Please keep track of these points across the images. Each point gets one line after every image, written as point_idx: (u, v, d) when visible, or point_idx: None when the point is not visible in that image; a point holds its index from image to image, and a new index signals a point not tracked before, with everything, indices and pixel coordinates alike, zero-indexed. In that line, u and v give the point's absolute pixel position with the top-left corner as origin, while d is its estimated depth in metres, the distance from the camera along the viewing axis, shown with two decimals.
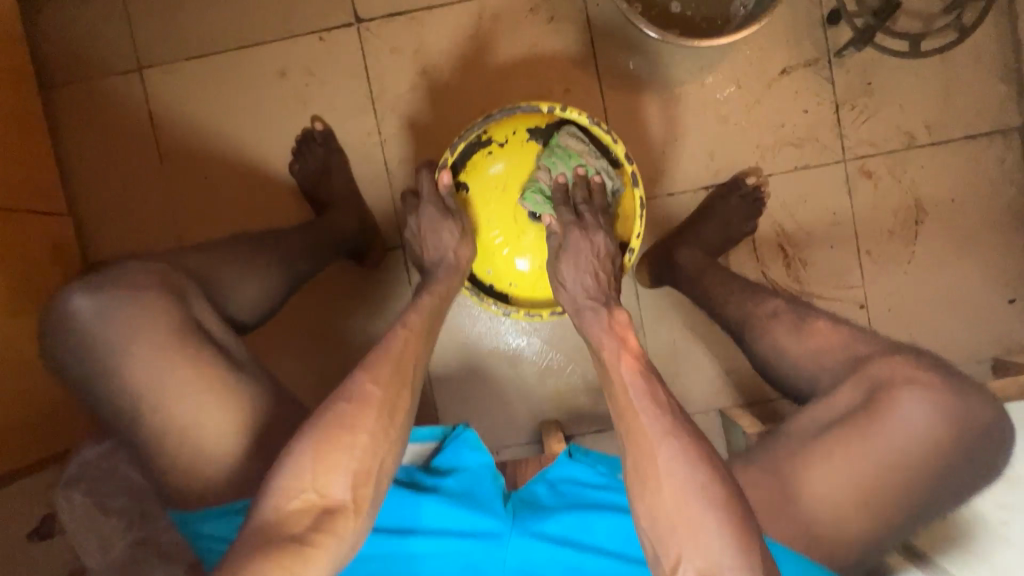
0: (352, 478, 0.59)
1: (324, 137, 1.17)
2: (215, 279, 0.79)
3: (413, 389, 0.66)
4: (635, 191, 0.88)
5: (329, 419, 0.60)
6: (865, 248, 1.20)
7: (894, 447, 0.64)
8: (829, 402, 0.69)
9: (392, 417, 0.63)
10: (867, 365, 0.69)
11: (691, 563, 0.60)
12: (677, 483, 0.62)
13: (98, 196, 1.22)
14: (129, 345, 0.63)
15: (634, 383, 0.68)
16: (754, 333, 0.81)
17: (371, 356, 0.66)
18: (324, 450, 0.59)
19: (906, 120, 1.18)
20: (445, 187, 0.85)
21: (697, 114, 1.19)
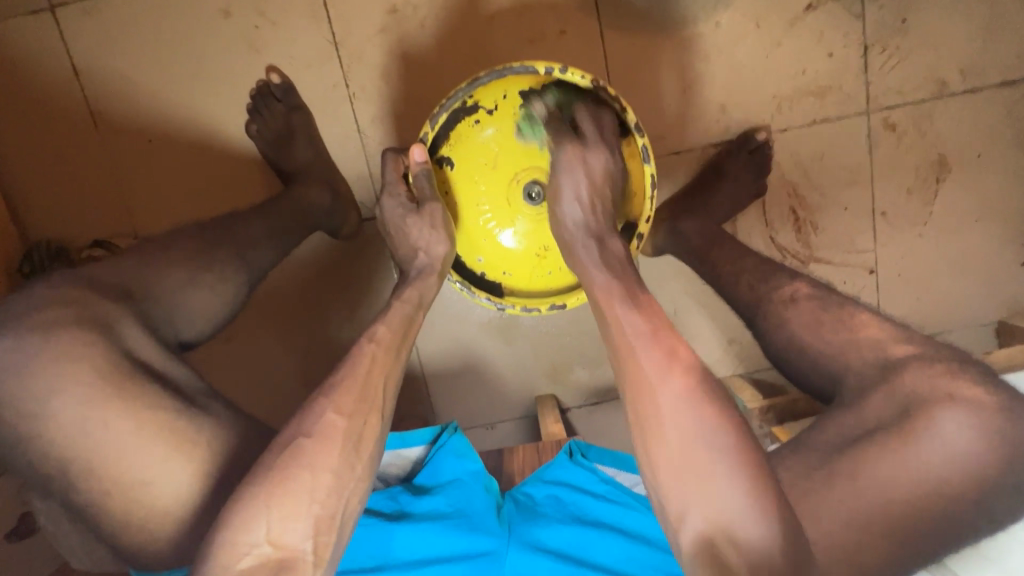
0: (314, 525, 0.53)
1: (284, 92, 1.01)
2: (151, 290, 0.70)
3: (381, 413, 0.60)
4: (645, 167, 0.76)
5: (286, 458, 0.54)
6: (881, 209, 1.12)
7: (929, 469, 0.58)
8: (860, 411, 0.63)
9: (357, 450, 0.57)
10: (900, 372, 0.64)
11: (699, 516, 0.54)
12: (683, 431, 0.56)
13: (27, 165, 1.06)
14: (56, 379, 0.58)
15: (636, 327, 0.62)
16: (768, 320, 0.77)
17: (333, 378, 0.60)
18: (277, 498, 0.52)
19: (939, 65, 1.05)
20: (419, 164, 0.74)
21: (710, 60, 1.05)
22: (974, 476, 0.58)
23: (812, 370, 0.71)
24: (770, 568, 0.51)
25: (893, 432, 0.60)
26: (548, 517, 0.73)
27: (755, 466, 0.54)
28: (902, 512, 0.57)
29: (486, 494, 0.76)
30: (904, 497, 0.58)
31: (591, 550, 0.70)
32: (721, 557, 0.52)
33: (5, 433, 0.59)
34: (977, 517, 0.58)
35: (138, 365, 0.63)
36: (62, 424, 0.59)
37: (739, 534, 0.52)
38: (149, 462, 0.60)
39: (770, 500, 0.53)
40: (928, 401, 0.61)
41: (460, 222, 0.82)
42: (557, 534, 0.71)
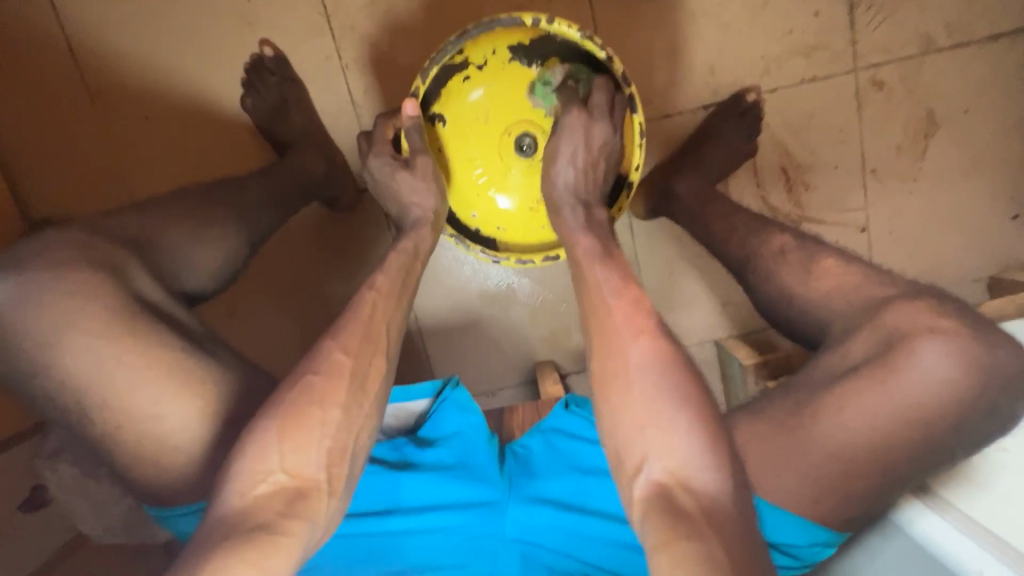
0: (326, 456, 0.55)
1: (277, 64, 1.02)
2: (156, 244, 0.71)
3: (387, 354, 0.62)
4: (634, 117, 0.76)
5: (299, 393, 0.56)
6: (871, 167, 1.13)
7: (914, 401, 0.56)
8: (843, 352, 0.61)
9: (364, 386, 0.59)
10: (882, 313, 0.61)
11: (658, 463, 0.54)
12: (646, 382, 0.57)
13: (28, 144, 1.07)
14: (57, 327, 0.60)
15: (608, 281, 0.65)
16: (760, 274, 0.76)
17: (339, 322, 0.62)
18: (291, 431, 0.54)
19: (925, 21, 1.06)
20: (411, 118, 0.74)
21: (698, 22, 1.06)
22: (955, 400, 0.55)
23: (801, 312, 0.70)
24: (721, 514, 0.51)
25: (874, 367, 0.58)
26: (549, 464, 0.74)
27: (711, 421, 0.56)
28: (889, 442, 0.56)
29: (488, 445, 0.77)
30: (888, 435, 0.56)
31: (587, 497, 0.71)
32: (674, 501, 0.52)
33: (18, 380, 0.61)
34: (953, 441, 0.56)
35: (141, 305, 0.64)
36: (70, 370, 0.60)
37: (693, 481, 0.53)
38: (157, 404, 0.62)
39: (725, 460, 0.55)
40: (909, 334, 0.58)
41: (452, 179, 0.83)
42: (556, 484, 0.72)
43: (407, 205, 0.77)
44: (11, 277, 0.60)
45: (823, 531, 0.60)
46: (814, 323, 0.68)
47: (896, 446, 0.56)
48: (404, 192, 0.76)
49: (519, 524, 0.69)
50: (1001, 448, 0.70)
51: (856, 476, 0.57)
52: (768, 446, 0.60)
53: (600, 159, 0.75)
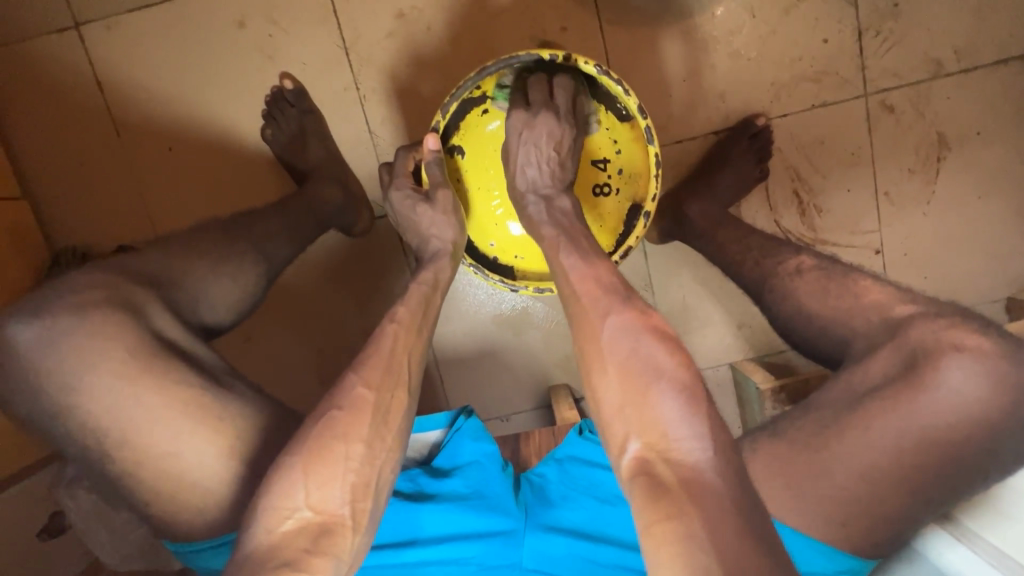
0: (350, 491, 0.55)
1: (296, 97, 1.04)
2: (176, 284, 0.73)
3: (408, 387, 0.62)
4: (650, 148, 0.77)
5: (323, 426, 0.57)
6: (883, 190, 1.13)
7: (938, 420, 0.56)
8: (865, 369, 0.61)
9: (386, 421, 0.59)
10: (905, 330, 0.61)
11: (638, 439, 0.53)
12: (621, 359, 0.57)
13: (56, 177, 1.10)
14: (82, 364, 0.61)
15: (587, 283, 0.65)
16: (776, 293, 0.77)
17: (362, 355, 0.63)
18: (316, 467, 0.55)
19: (933, 46, 1.07)
20: (432, 152, 0.77)
21: (708, 50, 1.08)
22: (986, 418, 0.55)
23: (820, 337, 0.70)
24: (703, 486, 0.49)
25: (899, 386, 0.58)
26: (564, 492, 0.74)
27: (695, 391, 0.54)
28: (913, 464, 0.56)
29: (501, 475, 0.77)
30: (915, 461, 0.56)
31: (605, 525, 0.71)
32: (655, 475, 0.51)
33: (46, 415, 0.62)
34: (984, 464, 0.55)
35: (160, 342, 0.65)
36: (95, 408, 0.61)
37: (675, 452, 0.51)
38: (180, 439, 0.62)
39: (710, 424, 0.53)
40: (934, 351, 0.58)
41: (469, 209, 0.84)
42: (572, 513, 0.72)
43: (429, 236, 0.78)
44: (45, 312, 0.62)
45: (853, 560, 0.59)
46: (835, 352, 0.68)
47: (924, 474, 0.56)
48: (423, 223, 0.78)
49: (535, 555, 0.69)
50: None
51: (880, 506, 0.57)
52: (790, 476, 0.59)
53: (558, 148, 0.75)
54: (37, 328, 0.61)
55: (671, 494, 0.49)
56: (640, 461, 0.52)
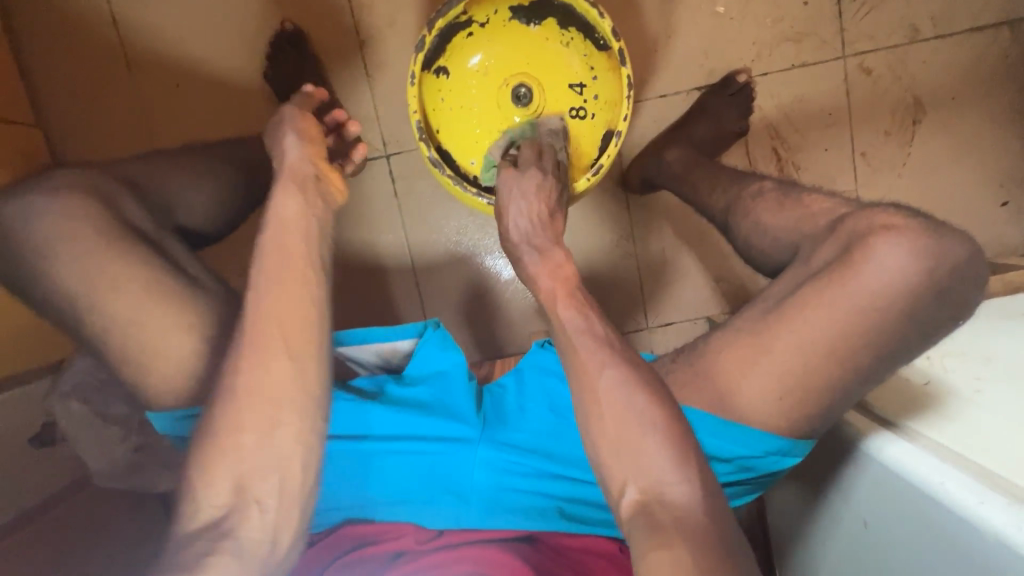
0: (243, 480, 0.55)
1: (294, 39, 1.10)
2: (160, 185, 0.76)
3: (291, 355, 0.58)
4: (623, 71, 0.80)
5: (213, 418, 0.56)
6: (860, 150, 1.17)
7: (870, 290, 0.59)
8: (809, 260, 0.65)
9: (282, 406, 0.57)
10: (844, 224, 0.65)
11: (634, 486, 0.56)
12: (618, 405, 0.58)
13: (67, 108, 1.17)
14: (54, 238, 0.63)
15: (570, 320, 0.63)
16: (739, 214, 0.81)
17: (246, 317, 0.59)
18: (213, 461, 0.55)
19: (910, 12, 1.12)
20: (416, 64, 0.79)
21: (692, 9, 1.13)
22: (910, 288, 0.59)
23: (774, 247, 0.74)
24: (694, 525, 0.53)
25: (835, 268, 0.61)
26: (522, 403, 0.75)
27: (683, 437, 0.58)
28: (846, 338, 0.60)
29: (466, 385, 0.77)
30: (845, 333, 0.60)
31: (560, 436, 0.73)
32: (653, 517, 0.54)
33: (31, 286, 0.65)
34: (911, 338, 0.60)
35: (127, 228, 0.67)
36: (71, 279, 0.63)
37: (667, 497, 0.55)
38: (154, 311, 0.64)
39: (693, 463, 0.57)
40: (864, 235, 0.61)
41: (451, 128, 0.87)
42: (527, 430, 0.73)
43: (305, 185, 0.67)
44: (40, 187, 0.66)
45: (781, 440, 0.64)
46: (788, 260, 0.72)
47: (853, 341, 0.60)
48: (294, 162, 0.69)
49: (486, 464, 0.72)
50: (975, 390, 0.72)
51: (813, 379, 0.61)
52: (734, 354, 0.65)
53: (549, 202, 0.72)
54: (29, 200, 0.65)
55: (664, 531, 0.53)
56: (637, 503, 0.56)
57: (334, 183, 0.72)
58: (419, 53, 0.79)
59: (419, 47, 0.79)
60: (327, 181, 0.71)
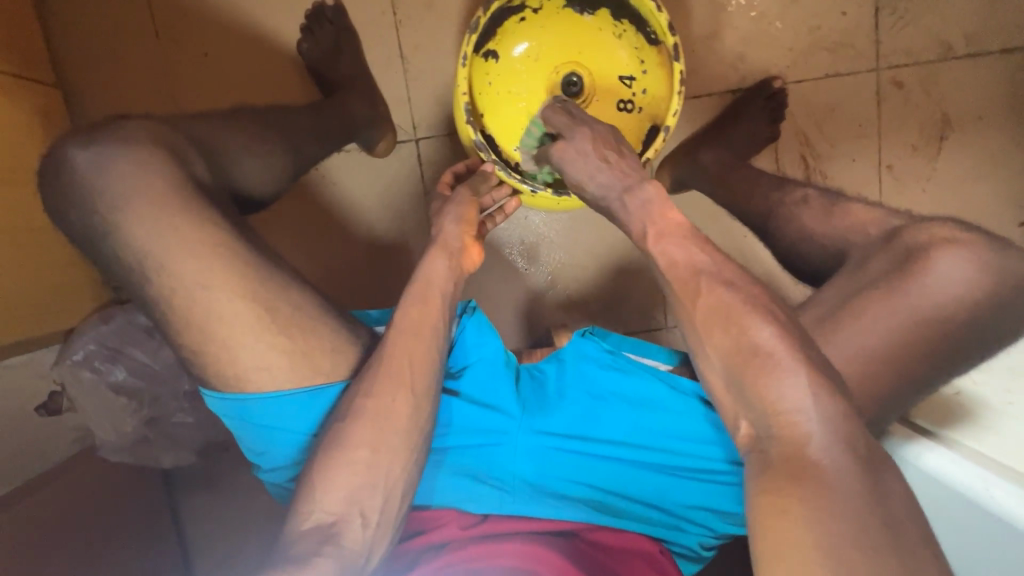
0: (352, 492, 0.61)
1: (335, 13, 1.09)
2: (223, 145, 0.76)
3: (411, 392, 0.65)
4: (675, 66, 0.80)
5: (332, 437, 0.63)
6: (887, 163, 1.18)
7: (929, 300, 0.62)
8: (864, 272, 0.67)
9: (387, 422, 0.64)
10: (900, 236, 0.67)
11: (746, 420, 0.56)
12: (719, 341, 0.58)
13: (89, 70, 1.13)
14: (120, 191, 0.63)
15: (679, 246, 0.63)
16: (780, 221, 0.83)
17: (383, 351, 0.67)
18: (326, 473, 0.62)
19: (945, 29, 1.13)
20: (466, 45, 0.78)
21: (732, 11, 1.13)
22: (972, 300, 0.61)
23: (821, 251, 0.76)
24: (831, 469, 0.50)
25: (891, 278, 0.64)
26: (562, 389, 0.76)
27: (820, 365, 0.55)
28: (903, 346, 0.62)
29: (506, 371, 0.78)
30: (898, 342, 0.62)
31: (598, 423, 0.74)
32: (766, 455, 0.53)
33: (88, 235, 0.65)
34: (968, 351, 0.62)
35: (201, 189, 0.67)
36: (124, 234, 0.63)
37: (803, 426, 0.52)
38: (198, 275, 0.63)
39: (833, 396, 0.53)
40: (926, 247, 0.64)
41: (496, 112, 0.87)
42: (565, 415, 0.74)
43: (452, 250, 0.76)
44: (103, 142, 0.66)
45: None
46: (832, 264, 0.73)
47: (904, 350, 0.62)
48: (449, 232, 0.77)
49: (527, 448, 0.73)
50: (1007, 401, 0.75)
51: (859, 382, 0.62)
52: None
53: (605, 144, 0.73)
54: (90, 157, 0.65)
55: (782, 468, 0.51)
56: (751, 438, 0.56)
57: (472, 254, 0.79)
58: (471, 35, 0.79)
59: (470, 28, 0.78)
60: (467, 254, 0.78)
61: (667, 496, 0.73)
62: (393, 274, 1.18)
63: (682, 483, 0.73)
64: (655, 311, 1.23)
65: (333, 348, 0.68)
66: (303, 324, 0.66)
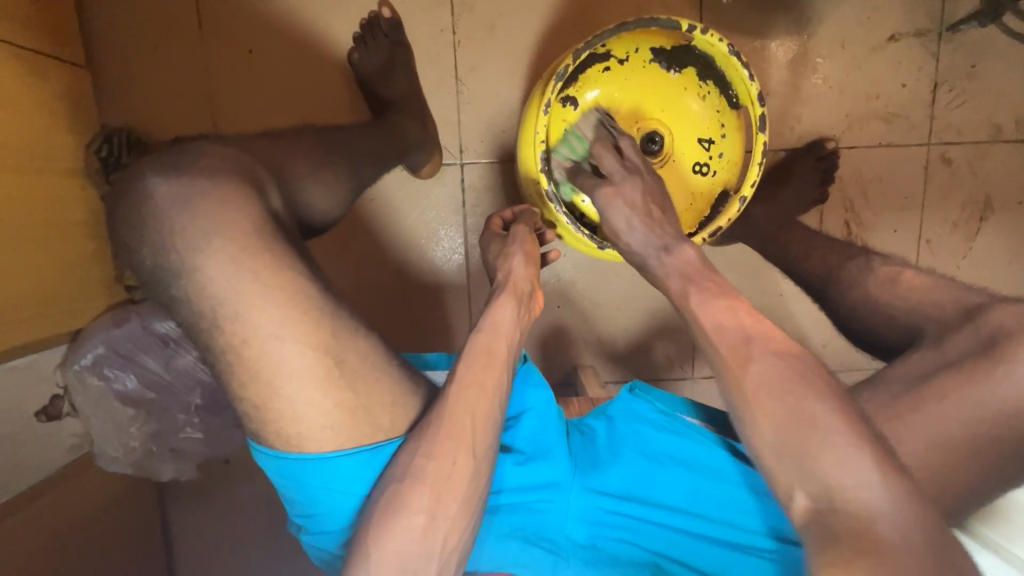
0: (403, 560, 0.58)
1: (392, 27, 1.03)
2: (282, 172, 0.72)
3: (473, 451, 0.62)
4: (760, 136, 0.80)
5: (389, 495, 0.60)
6: (926, 237, 1.19)
7: (1017, 400, 0.60)
8: (940, 351, 0.65)
9: (449, 484, 0.61)
10: (984, 314, 0.65)
11: (804, 492, 0.51)
12: (778, 410, 0.54)
13: (124, 53, 1.07)
14: (187, 222, 0.60)
15: (723, 305, 0.62)
16: (841, 284, 0.83)
17: (446, 406, 0.63)
18: (380, 535, 0.59)
19: (998, 112, 1.14)
20: (552, 92, 0.79)
21: (794, 70, 1.12)
22: None
23: (881, 339, 0.75)
24: (900, 553, 0.46)
25: (975, 362, 0.62)
26: (614, 448, 0.73)
27: (871, 438, 0.52)
28: (984, 457, 0.60)
29: (558, 423, 0.75)
30: (979, 450, 0.61)
31: (652, 487, 0.71)
32: (832, 529, 0.49)
33: (151, 259, 0.62)
34: None
35: (275, 227, 0.65)
36: (194, 264, 0.60)
37: (867, 502, 0.48)
38: (263, 328, 0.60)
39: (893, 468, 0.50)
40: (1015, 334, 0.61)
41: None
42: (619, 475, 0.71)
43: (520, 297, 0.73)
44: (163, 166, 0.62)
45: None
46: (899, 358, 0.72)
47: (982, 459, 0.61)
48: (517, 276, 0.75)
49: (580, 507, 0.70)
50: None
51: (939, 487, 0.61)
52: None
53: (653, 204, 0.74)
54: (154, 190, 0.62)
55: (846, 544, 0.47)
56: (813, 512, 0.51)
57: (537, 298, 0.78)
58: (557, 81, 0.78)
59: (558, 74, 0.78)
60: (533, 298, 0.77)
61: (730, 574, 0.67)
62: (422, 300, 1.14)
63: (745, 562, 0.67)
64: (682, 361, 1.22)
65: (395, 402, 0.65)
66: (361, 381, 0.63)
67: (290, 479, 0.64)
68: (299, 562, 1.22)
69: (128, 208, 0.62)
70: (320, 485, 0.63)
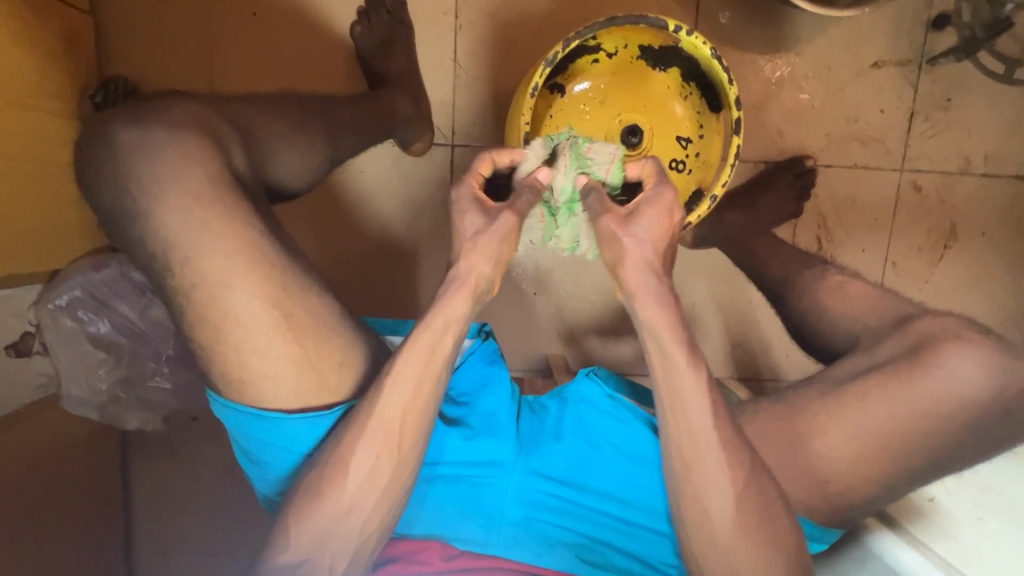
0: (323, 530, 0.63)
1: (395, 4, 1.05)
2: (260, 133, 0.75)
3: (395, 451, 0.64)
4: (735, 138, 0.83)
5: (317, 471, 0.64)
6: (892, 259, 1.24)
7: (934, 398, 0.65)
8: (872, 354, 0.70)
9: (373, 471, 0.63)
10: (914, 322, 0.70)
11: None
12: (730, 530, 0.63)
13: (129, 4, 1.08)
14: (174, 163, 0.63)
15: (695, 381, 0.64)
16: (797, 284, 0.87)
17: (376, 406, 0.63)
18: (307, 504, 0.63)
19: (968, 145, 1.19)
20: (539, 76, 0.81)
21: (780, 86, 1.16)
22: (974, 404, 0.64)
23: (829, 342, 0.79)
24: None
25: (900, 367, 0.67)
26: (559, 430, 0.76)
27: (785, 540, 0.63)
28: (903, 451, 0.65)
29: (511, 404, 0.77)
30: (898, 445, 0.65)
31: (589, 474, 0.74)
32: None
33: (134, 195, 0.63)
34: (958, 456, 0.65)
35: (233, 180, 0.67)
36: (175, 203, 0.62)
37: None
38: (235, 268, 0.62)
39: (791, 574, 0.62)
40: (939, 341, 0.67)
41: None
42: (560, 459, 0.74)
43: (478, 293, 0.67)
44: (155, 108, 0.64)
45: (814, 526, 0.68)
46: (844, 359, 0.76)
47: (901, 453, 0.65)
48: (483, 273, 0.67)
49: (517, 489, 0.73)
50: (976, 516, 0.84)
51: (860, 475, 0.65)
52: (788, 429, 0.69)
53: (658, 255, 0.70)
54: (146, 132, 0.64)
55: None
56: None
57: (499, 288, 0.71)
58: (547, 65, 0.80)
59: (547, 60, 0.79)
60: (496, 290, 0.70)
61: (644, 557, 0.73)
62: (401, 274, 1.16)
63: (663, 542, 0.72)
64: None
65: (355, 357, 0.67)
66: (321, 335, 0.65)
67: (240, 427, 0.67)
68: (256, 524, 1.23)
69: (116, 144, 0.64)
70: (266, 437, 0.66)
